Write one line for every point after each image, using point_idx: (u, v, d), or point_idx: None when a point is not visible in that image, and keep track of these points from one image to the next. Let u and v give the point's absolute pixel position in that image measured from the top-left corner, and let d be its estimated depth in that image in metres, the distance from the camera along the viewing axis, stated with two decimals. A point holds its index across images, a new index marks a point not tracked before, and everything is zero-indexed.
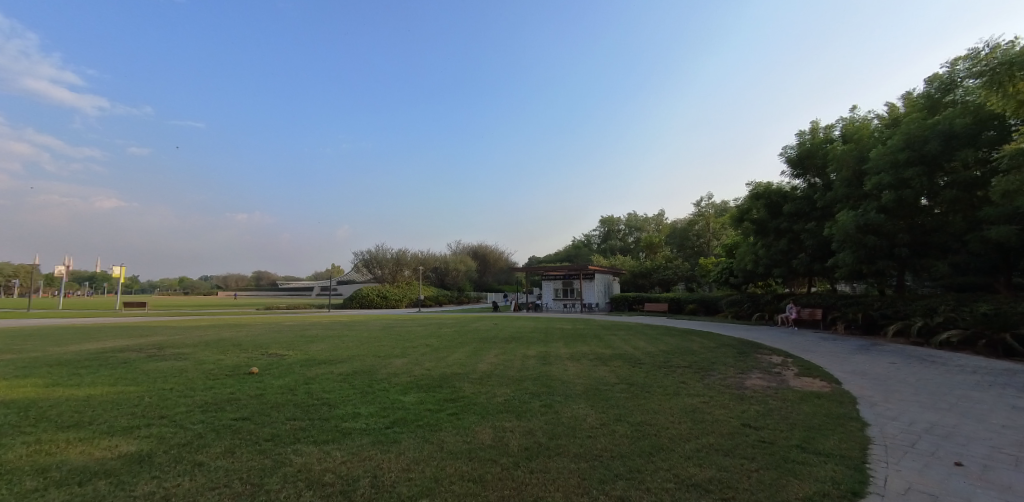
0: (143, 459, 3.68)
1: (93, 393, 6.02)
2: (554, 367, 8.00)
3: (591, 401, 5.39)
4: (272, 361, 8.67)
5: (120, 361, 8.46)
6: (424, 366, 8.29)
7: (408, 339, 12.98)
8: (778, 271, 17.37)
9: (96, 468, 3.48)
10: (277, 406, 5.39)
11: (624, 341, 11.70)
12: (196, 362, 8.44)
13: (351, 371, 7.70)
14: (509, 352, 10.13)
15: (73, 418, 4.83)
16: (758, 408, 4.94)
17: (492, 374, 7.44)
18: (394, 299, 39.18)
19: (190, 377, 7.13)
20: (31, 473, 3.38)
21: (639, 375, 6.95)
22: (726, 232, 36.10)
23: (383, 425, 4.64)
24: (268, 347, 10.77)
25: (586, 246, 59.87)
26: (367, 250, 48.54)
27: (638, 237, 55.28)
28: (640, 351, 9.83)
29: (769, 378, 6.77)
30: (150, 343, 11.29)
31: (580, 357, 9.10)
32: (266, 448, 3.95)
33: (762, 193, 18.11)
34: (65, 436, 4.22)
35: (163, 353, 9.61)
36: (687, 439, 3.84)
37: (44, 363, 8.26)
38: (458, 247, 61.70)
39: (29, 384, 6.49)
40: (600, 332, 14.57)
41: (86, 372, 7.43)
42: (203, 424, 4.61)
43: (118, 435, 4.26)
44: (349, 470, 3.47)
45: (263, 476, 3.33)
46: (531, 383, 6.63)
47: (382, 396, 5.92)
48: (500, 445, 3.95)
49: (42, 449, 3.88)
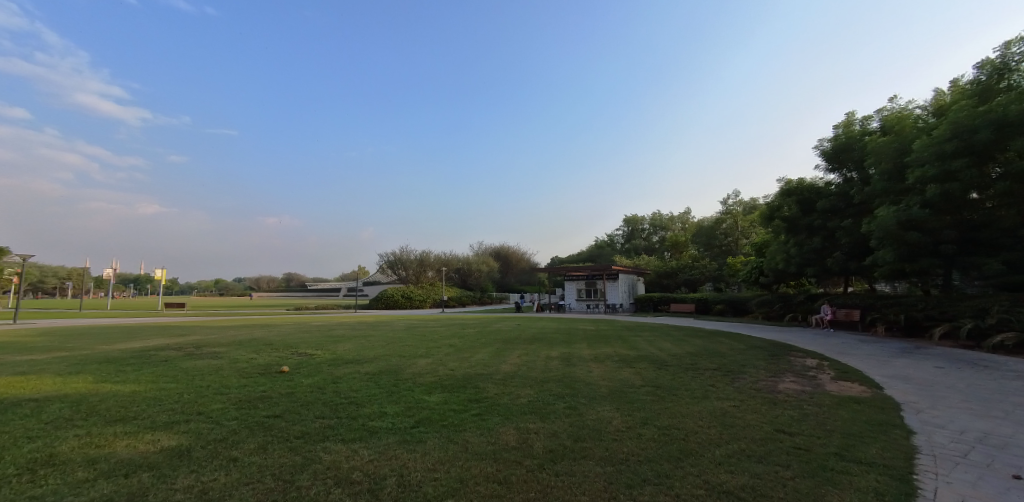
0: (181, 454, 3.82)
1: (137, 389, 6.34)
2: (577, 368, 7.94)
3: (616, 403, 5.32)
4: (301, 361, 8.91)
5: (160, 359, 8.88)
6: (449, 366, 8.36)
7: (433, 339, 13.20)
8: (811, 270, 16.76)
9: (140, 461, 3.64)
10: (306, 404, 5.53)
11: (650, 343, 11.51)
12: (231, 361, 8.78)
13: (375, 371, 7.83)
14: (532, 353, 10.10)
15: (119, 413, 5.09)
16: (793, 413, 4.76)
17: (516, 375, 7.43)
18: (418, 299, 39.74)
19: (224, 375, 7.40)
20: (83, 464, 3.57)
21: (666, 377, 6.81)
22: (755, 230, 34.96)
23: (408, 424, 4.69)
24: (297, 346, 11.06)
25: (609, 246, 59.12)
26: (391, 252, 49.30)
27: (663, 236, 54.18)
28: (666, 353, 9.62)
29: (803, 382, 6.52)
30: (188, 342, 11.77)
31: (604, 359, 9.00)
32: (297, 445, 4.05)
33: (794, 189, 17.50)
34: (113, 430, 4.44)
35: (201, 351, 10.05)
36: (717, 444, 3.74)
37: (94, 360, 8.78)
38: (480, 247, 62.04)
39: (80, 380, 6.89)
40: (624, 333, 14.41)
41: (131, 369, 7.84)
42: (236, 421, 4.76)
43: (160, 430, 4.45)
44: (376, 468, 3.52)
45: (295, 473, 3.42)
46: (554, 384, 6.61)
47: (406, 396, 5.98)
48: (524, 446, 3.93)
49: (92, 442, 4.09)
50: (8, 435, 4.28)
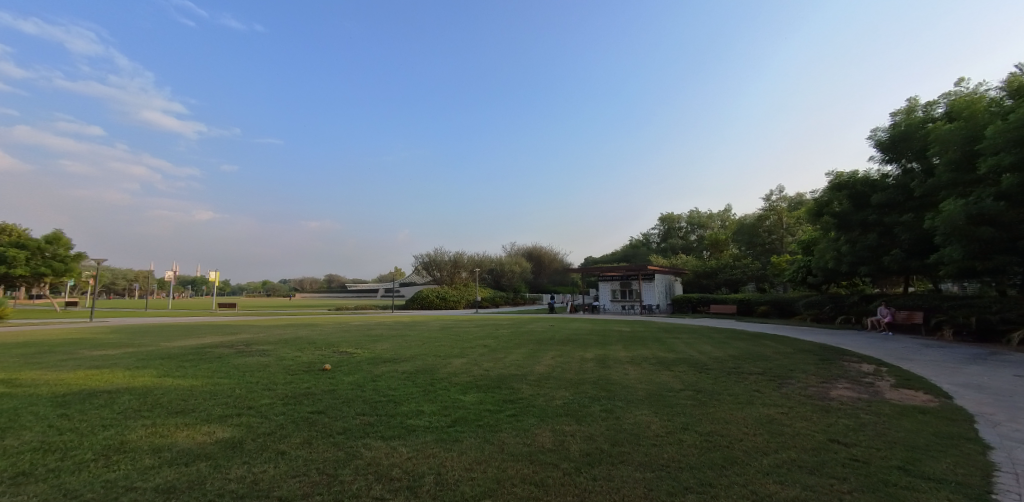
0: (234, 445, 4.03)
1: (194, 383, 6.74)
2: (613, 370, 7.80)
3: (655, 407, 5.18)
4: (342, 359, 9.21)
5: (214, 356, 9.44)
6: (483, 367, 8.41)
7: (468, 339, 13.36)
8: (865, 268, 15.78)
9: (198, 451, 3.86)
10: (347, 401, 5.71)
11: (689, 345, 11.14)
12: (278, 358, 9.21)
13: (412, 370, 7.98)
14: (566, 354, 10.00)
15: (179, 405, 5.43)
16: (849, 422, 4.48)
17: (550, 376, 7.38)
18: (453, 300, 40.31)
19: (271, 372, 7.75)
20: (149, 452, 3.83)
21: (707, 381, 6.57)
22: (802, 227, 33.18)
23: (444, 424, 4.75)
24: (338, 345, 11.44)
25: (645, 246, 57.81)
26: (426, 253, 50.29)
27: (701, 234, 52.43)
28: (707, 355, 9.27)
29: (859, 389, 6.12)
30: (239, 340, 12.43)
31: (641, 361, 8.79)
32: (339, 441, 4.18)
33: (844, 183, 16.49)
34: (174, 421, 4.75)
35: (251, 349, 10.60)
36: (764, 453, 3.55)
37: (157, 356, 9.43)
38: (513, 248, 62.23)
39: (145, 374, 7.43)
40: (661, 335, 14.05)
41: (189, 365, 8.37)
42: (283, 416, 4.98)
43: (215, 423, 4.72)
44: (415, 466, 3.58)
45: (338, 467, 3.53)
46: (590, 386, 6.51)
47: (442, 395, 6.06)
48: (560, 449, 3.89)
49: (156, 432, 4.39)
50: (85, 422, 4.66)
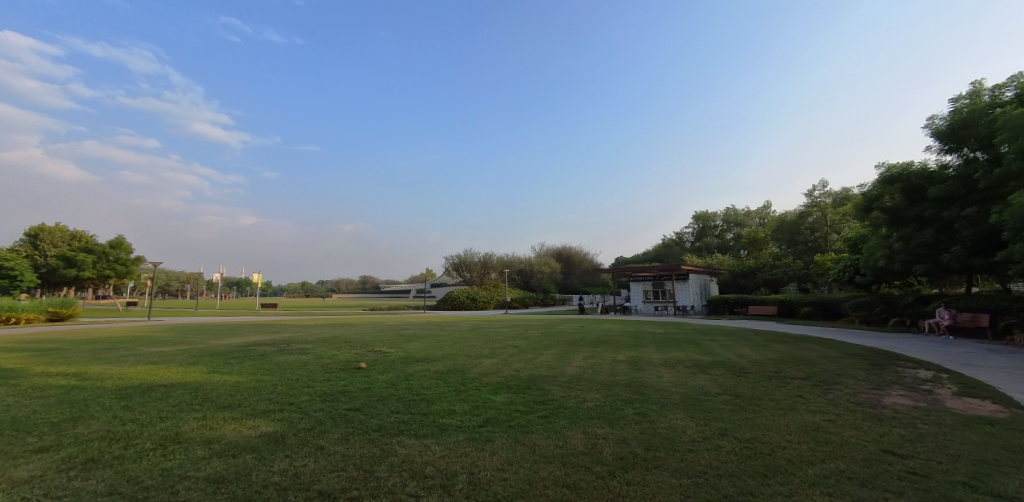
0: (277, 439, 4.22)
1: (241, 379, 7.12)
2: (646, 373, 7.67)
3: (690, 411, 5.06)
4: (376, 358, 9.46)
5: (258, 354, 9.91)
6: (514, 367, 8.43)
7: (498, 339, 13.44)
8: (921, 267, 14.84)
9: (245, 443, 4.08)
10: (382, 399, 5.87)
11: (726, 348, 10.79)
12: (316, 357, 9.57)
13: (444, 370, 8.09)
14: (597, 356, 9.88)
15: (227, 399, 5.75)
16: (903, 432, 4.23)
17: (581, 378, 7.32)
18: (483, 300, 40.61)
19: (310, 370, 8.06)
20: (201, 443, 4.07)
21: (746, 385, 6.36)
22: (848, 224, 31.41)
23: (476, 423, 4.81)
24: (372, 344, 11.77)
25: (678, 245, 56.42)
26: (456, 255, 50.93)
27: (738, 233, 50.63)
28: (746, 359, 8.94)
29: (915, 397, 5.75)
30: (279, 339, 12.99)
31: (675, 364, 8.58)
32: (375, 437, 4.31)
33: (896, 176, 15.50)
34: (222, 415, 5.03)
35: (291, 347, 11.05)
36: (809, 462, 3.41)
37: (206, 353, 9.99)
38: (542, 249, 62.07)
39: (196, 370, 7.89)
40: (696, 337, 13.66)
41: (235, 362, 8.82)
42: (321, 412, 5.17)
43: (260, 417, 4.96)
44: (448, 464, 3.64)
45: (374, 463, 3.64)
46: (622, 389, 6.42)
47: (474, 395, 6.13)
48: (592, 452, 3.86)
49: (207, 424, 4.66)
50: (145, 414, 5.01)
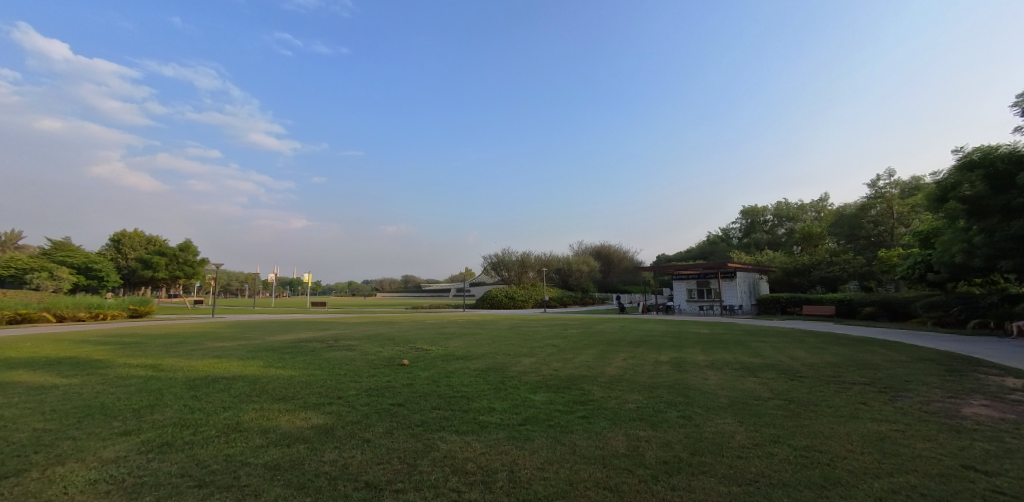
0: (327, 431, 4.43)
1: (293, 373, 7.51)
2: (691, 375, 7.41)
3: (740, 416, 4.85)
4: (419, 355, 9.69)
5: (308, 349, 10.42)
6: (553, 367, 8.39)
7: (537, 338, 13.44)
8: (1007, 263, 13.58)
9: (298, 434, 4.30)
10: (424, 395, 6.02)
11: (777, 350, 10.25)
12: (362, 353, 9.95)
13: (483, 368, 8.18)
14: (639, 357, 9.65)
15: (281, 392, 6.09)
16: (985, 446, 3.85)
17: (622, 379, 7.17)
18: (521, 299, 40.73)
19: (356, 366, 8.38)
20: (259, 432, 4.34)
21: (801, 390, 6.01)
22: (918, 216, 28.89)
23: (516, 421, 4.83)
24: (414, 342, 12.07)
25: (725, 242, 54.13)
26: (494, 254, 51.32)
27: (791, 227, 47.88)
28: (800, 362, 8.44)
29: (998, 407, 5.23)
30: (328, 336, 13.60)
31: (722, 366, 8.25)
32: (418, 432, 4.43)
33: (978, 162, 14.03)
34: (278, 406, 5.33)
35: (339, 344, 11.54)
36: (875, 475, 3.18)
37: (263, 348, 10.62)
38: (580, 247, 61.43)
39: (254, 364, 8.40)
40: (745, 338, 13.06)
41: (288, 357, 9.33)
42: (367, 406, 5.38)
43: (311, 410, 5.22)
44: (488, 461, 3.68)
45: (417, 458, 3.74)
46: (666, 391, 6.25)
47: (513, 394, 6.15)
48: (635, 455, 3.78)
49: (264, 415, 4.95)
50: (210, 403, 5.39)
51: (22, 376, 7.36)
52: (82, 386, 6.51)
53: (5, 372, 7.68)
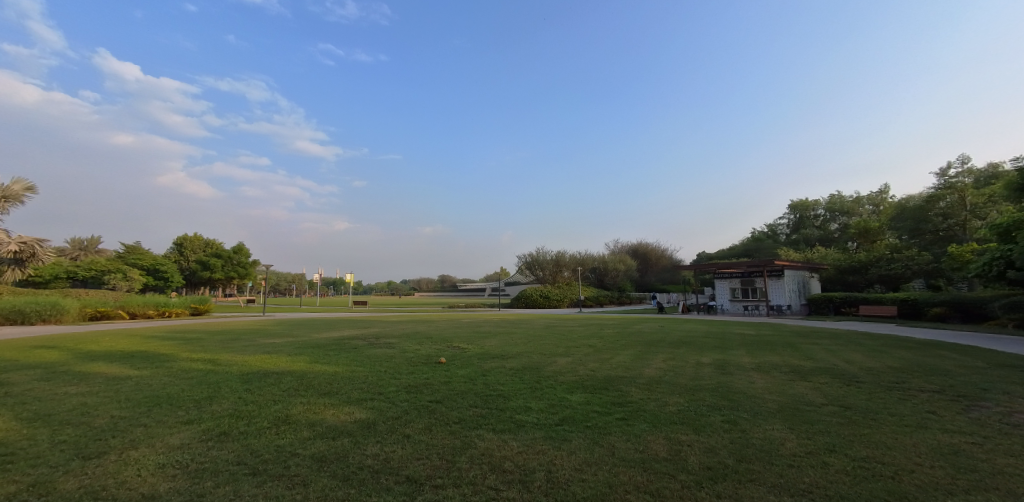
0: (369, 426, 4.57)
1: (337, 369, 7.81)
2: (735, 378, 7.12)
3: (790, 422, 4.60)
4: (456, 353, 9.82)
5: (351, 347, 10.80)
6: (589, 367, 8.29)
7: (573, 338, 13.32)
8: None
9: (342, 427, 4.47)
10: (461, 393, 6.10)
11: (831, 353, 9.65)
12: (401, 351, 10.21)
13: (519, 367, 8.18)
14: (679, 358, 9.36)
15: (326, 387, 6.34)
16: None
17: (662, 381, 6.97)
18: (557, 298, 40.52)
19: (396, 363, 8.61)
20: (306, 424, 4.54)
21: (858, 396, 5.65)
22: (996, 208, 26.11)
23: (552, 421, 4.80)
24: (451, 340, 12.25)
25: (771, 239, 51.64)
26: (529, 253, 51.28)
27: (845, 222, 45.02)
28: (857, 366, 7.90)
29: None
30: (369, 334, 14.06)
31: (770, 369, 7.85)
32: (455, 429, 4.49)
33: None
34: (323, 401, 5.55)
35: (379, 341, 11.90)
36: (946, 492, 2.93)
37: (308, 345, 11.12)
38: (617, 245, 60.40)
39: (300, 360, 8.81)
40: (794, 339, 12.41)
41: (332, 353, 9.68)
42: (407, 403, 5.51)
43: (353, 405, 5.40)
44: (526, 460, 3.68)
45: (456, 454, 3.78)
46: (709, 394, 6.01)
47: (549, 393, 6.11)
48: (676, 459, 3.66)
49: (311, 408, 5.17)
50: (262, 396, 5.69)
51: (101, 367, 8.07)
52: (151, 377, 7.05)
53: (86, 363, 8.42)
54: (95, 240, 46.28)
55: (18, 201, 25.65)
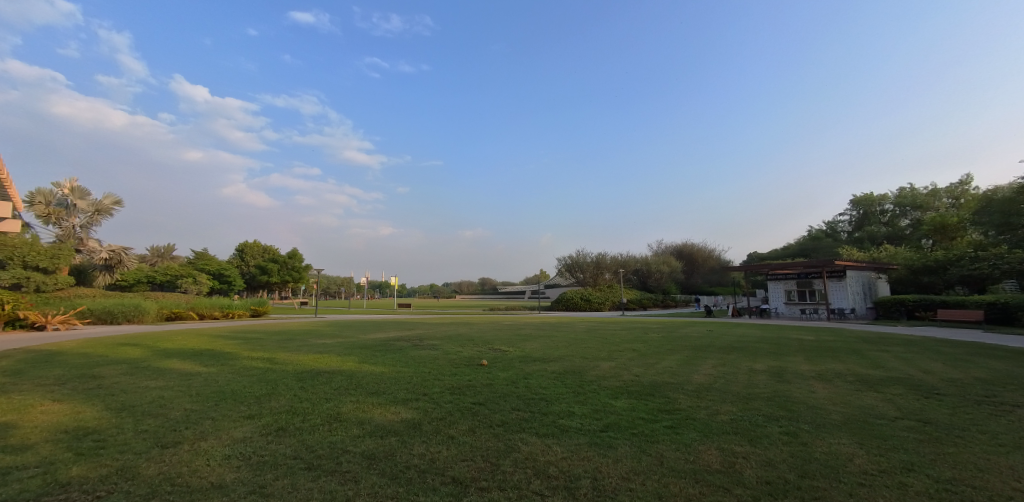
0: (415, 425, 4.66)
1: (384, 369, 8.06)
2: (793, 386, 6.68)
3: (858, 436, 4.26)
4: (497, 356, 9.85)
5: (396, 348, 11.10)
6: (634, 372, 8.06)
7: (616, 341, 13.04)
8: None
9: (389, 427, 4.58)
10: (504, 396, 6.11)
11: (904, 361, 8.85)
12: (444, 352, 10.37)
13: (561, 371, 8.10)
14: (730, 364, 8.91)
15: (374, 387, 6.55)
16: None
17: (712, 388, 6.66)
18: (598, 301, 39.88)
19: (439, 364, 8.77)
20: (356, 422, 4.70)
21: (937, 410, 5.14)
22: None
23: (597, 427, 4.70)
24: (493, 342, 12.32)
25: (832, 238, 48.22)
26: (569, 256, 50.77)
27: (917, 218, 41.24)
28: (936, 376, 7.20)
29: None
30: (413, 335, 14.43)
31: (833, 377, 7.31)
32: (499, 432, 4.49)
33: None
34: (371, 400, 5.74)
35: (423, 343, 12.17)
36: None
37: (356, 346, 11.57)
38: (660, 246, 58.63)
39: (350, 360, 9.16)
40: (859, 346, 11.51)
41: (378, 354, 10.00)
42: (451, 404, 5.58)
43: (399, 404, 5.54)
44: (571, 466, 3.61)
45: (499, 457, 3.78)
46: (765, 403, 5.67)
47: (593, 398, 6.00)
48: (731, 472, 3.47)
49: (360, 407, 5.35)
50: (316, 394, 5.96)
51: (175, 363, 8.78)
52: (218, 374, 7.58)
53: (163, 360, 9.19)
54: (170, 247, 50.48)
55: (109, 214, 28.41)
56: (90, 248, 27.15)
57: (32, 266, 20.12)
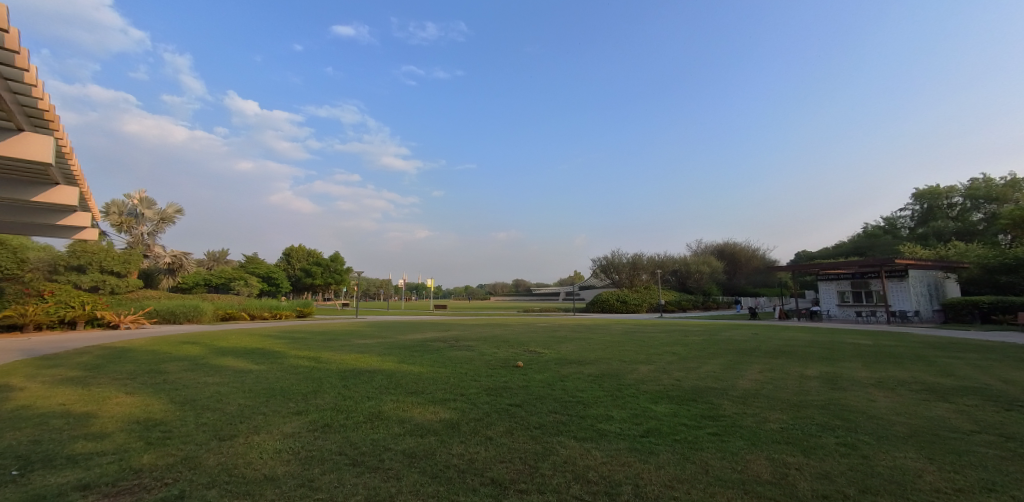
0: (453, 425, 4.71)
1: (422, 369, 8.22)
2: (850, 394, 6.27)
3: (926, 450, 3.92)
4: (533, 358, 9.82)
5: (433, 348, 11.31)
6: (675, 376, 7.82)
7: (654, 344, 12.69)
8: None
9: (427, 426, 4.65)
10: (541, 398, 6.08)
11: (979, 369, 8.11)
12: (480, 353, 10.45)
13: (599, 374, 7.97)
14: (779, 369, 8.48)
15: (413, 386, 6.68)
16: None
17: (759, 394, 6.35)
18: (635, 302, 39.05)
19: (476, 365, 8.85)
20: (396, 421, 4.80)
21: (1020, 424, 4.66)
22: None
23: (637, 432, 4.58)
24: (528, 344, 12.31)
25: (891, 235, 44.92)
26: (604, 257, 50.04)
27: (992, 212, 37.70)
28: (1017, 387, 6.55)
29: None
30: (449, 336, 14.65)
31: (895, 386, 6.80)
32: (536, 435, 4.46)
33: None
34: (410, 399, 5.86)
35: (459, 344, 12.32)
36: None
37: (395, 346, 11.86)
38: (700, 246, 56.70)
39: (389, 360, 9.40)
40: (925, 351, 10.65)
41: (416, 354, 10.21)
42: (487, 405, 5.61)
43: (437, 404, 5.62)
44: (611, 472, 3.54)
45: (537, 460, 3.76)
46: (818, 412, 5.33)
47: (632, 402, 5.86)
48: (783, 484, 3.29)
49: (400, 406, 5.47)
50: (358, 392, 6.16)
51: (229, 360, 9.32)
52: (268, 371, 7.98)
53: (218, 357, 9.78)
54: (224, 252, 53.75)
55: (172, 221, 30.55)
56: (156, 254, 29.45)
57: (106, 270, 21.95)
